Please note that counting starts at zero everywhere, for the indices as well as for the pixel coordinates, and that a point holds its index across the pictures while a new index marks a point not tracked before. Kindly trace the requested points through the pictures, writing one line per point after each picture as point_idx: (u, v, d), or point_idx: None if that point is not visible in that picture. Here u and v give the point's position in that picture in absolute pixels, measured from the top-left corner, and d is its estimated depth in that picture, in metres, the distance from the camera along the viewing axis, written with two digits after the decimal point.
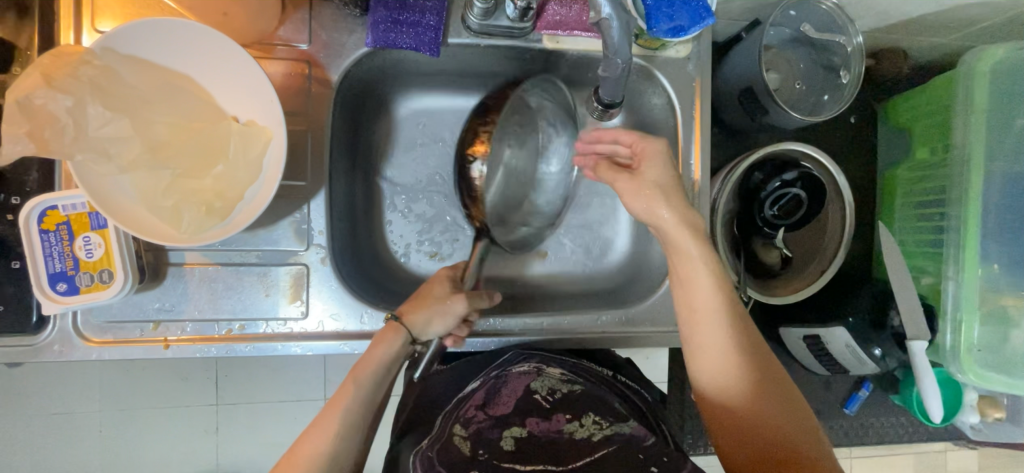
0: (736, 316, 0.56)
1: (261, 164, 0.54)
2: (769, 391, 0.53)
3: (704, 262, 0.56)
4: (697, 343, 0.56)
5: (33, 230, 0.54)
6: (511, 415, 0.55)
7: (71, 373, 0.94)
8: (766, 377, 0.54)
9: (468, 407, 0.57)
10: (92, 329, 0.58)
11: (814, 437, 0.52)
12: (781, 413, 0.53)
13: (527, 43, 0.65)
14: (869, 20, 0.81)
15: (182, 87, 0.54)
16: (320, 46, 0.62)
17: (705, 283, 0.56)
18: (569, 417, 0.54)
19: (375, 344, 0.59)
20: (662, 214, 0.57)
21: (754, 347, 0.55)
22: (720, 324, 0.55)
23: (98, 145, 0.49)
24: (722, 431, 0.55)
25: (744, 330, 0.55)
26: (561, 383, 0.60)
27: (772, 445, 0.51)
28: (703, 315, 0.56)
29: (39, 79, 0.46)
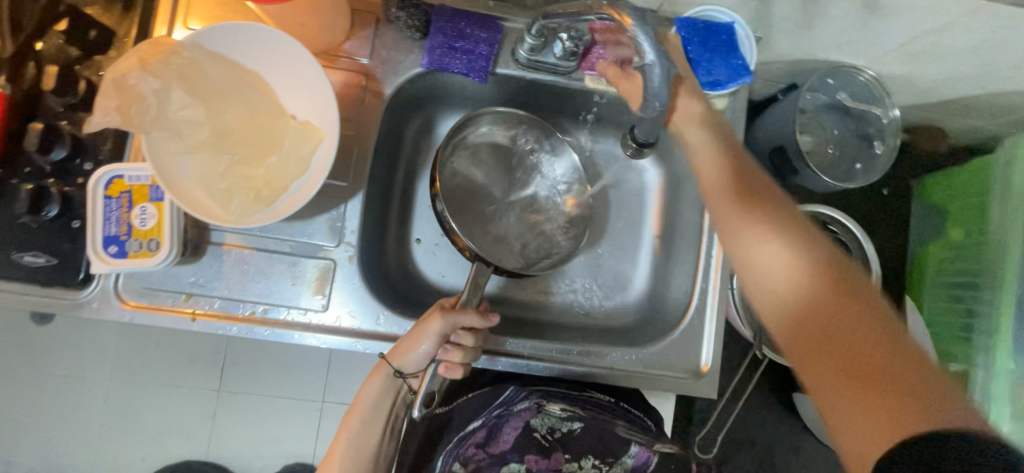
0: (768, 207, 0.51)
1: (310, 161, 0.58)
2: (828, 287, 0.46)
3: (742, 173, 0.54)
4: (728, 240, 0.52)
5: (99, 194, 0.58)
6: (510, 451, 0.67)
7: (94, 338, 0.99)
8: (847, 297, 0.45)
9: (470, 446, 0.66)
10: (130, 293, 0.61)
11: (899, 343, 0.42)
12: (858, 317, 0.44)
13: (570, 81, 0.70)
14: (909, 95, 0.82)
15: (251, 84, 0.58)
16: (379, 62, 0.67)
17: (723, 175, 0.54)
18: (569, 457, 0.68)
19: (370, 380, 0.64)
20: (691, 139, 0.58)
21: (798, 238, 0.49)
22: (754, 215, 0.50)
23: (173, 125, 0.54)
24: (810, 362, 0.45)
25: (785, 221, 0.50)
26: (561, 422, 0.68)
27: (841, 349, 0.43)
28: (751, 220, 0.50)
29: (136, 62, 0.52)
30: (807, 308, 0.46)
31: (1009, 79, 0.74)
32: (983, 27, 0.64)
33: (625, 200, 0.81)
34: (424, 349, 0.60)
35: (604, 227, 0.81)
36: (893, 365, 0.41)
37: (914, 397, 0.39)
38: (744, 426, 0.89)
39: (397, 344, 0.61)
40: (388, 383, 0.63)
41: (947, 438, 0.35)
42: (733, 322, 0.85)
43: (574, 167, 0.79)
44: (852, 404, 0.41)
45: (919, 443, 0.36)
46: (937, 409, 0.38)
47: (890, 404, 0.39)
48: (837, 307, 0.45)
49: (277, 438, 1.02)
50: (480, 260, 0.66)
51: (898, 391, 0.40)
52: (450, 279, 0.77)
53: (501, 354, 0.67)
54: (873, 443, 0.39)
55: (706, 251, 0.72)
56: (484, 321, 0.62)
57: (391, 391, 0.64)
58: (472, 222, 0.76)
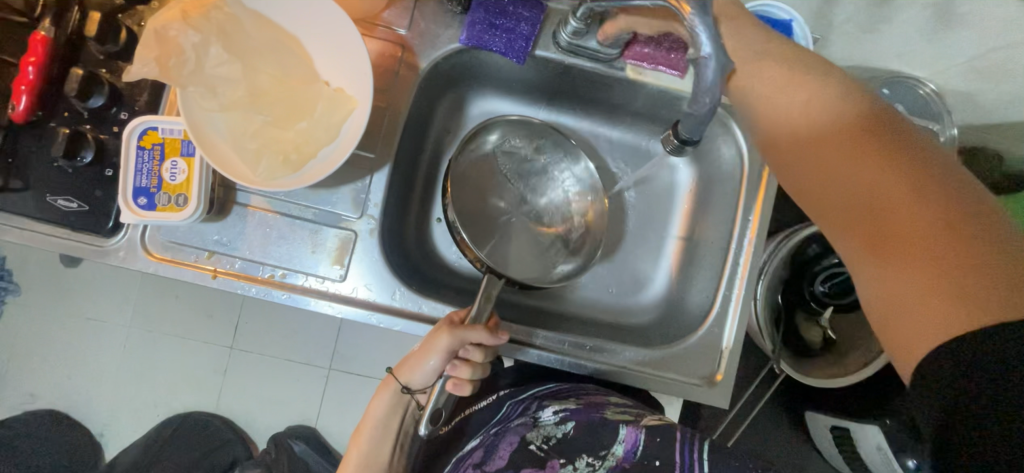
0: (813, 82, 0.48)
1: (341, 129, 0.58)
2: (872, 153, 0.43)
3: (792, 74, 0.49)
4: (773, 124, 0.50)
5: (132, 145, 0.58)
6: (505, 469, 0.58)
7: (118, 285, 1.02)
8: (917, 180, 0.40)
9: (467, 467, 0.61)
10: (155, 245, 0.62)
11: (956, 196, 0.39)
12: (908, 175, 0.41)
13: (609, 69, 0.67)
14: (968, 114, 0.77)
15: (288, 46, 0.58)
16: (417, 34, 0.65)
17: (770, 62, 0.51)
18: (563, 461, 0.56)
19: (379, 395, 0.67)
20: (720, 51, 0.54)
21: (844, 107, 0.45)
22: (796, 97, 0.48)
23: (209, 82, 0.54)
24: (860, 252, 0.43)
25: (831, 92, 0.47)
26: (556, 427, 0.60)
27: (878, 214, 0.41)
28: (789, 96, 0.49)
29: (178, 14, 0.51)
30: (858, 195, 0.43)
31: None
32: None
33: (653, 200, 0.80)
34: (431, 363, 0.61)
35: (626, 226, 0.79)
36: (938, 232, 0.38)
37: (986, 276, 0.36)
38: (749, 439, 0.87)
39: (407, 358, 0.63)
40: (396, 397, 0.66)
41: (989, 329, 0.34)
42: (752, 335, 0.82)
43: (589, 184, 0.76)
44: (902, 292, 0.39)
45: (972, 336, 0.34)
46: (979, 271, 0.36)
47: (927, 260, 0.38)
48: (892, 186, 0.41)
49: (284, 400, 1.04)
50: (491, 271, 0.65)
51: (964, 271, 0.36)
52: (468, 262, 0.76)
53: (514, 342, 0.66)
54: (925, 334, 0.37)
55: (733, 259, 0.70)
56: (492, 339, 0.60)
57: (398, 406, 0.66)
58: (482, 230, 0.73)
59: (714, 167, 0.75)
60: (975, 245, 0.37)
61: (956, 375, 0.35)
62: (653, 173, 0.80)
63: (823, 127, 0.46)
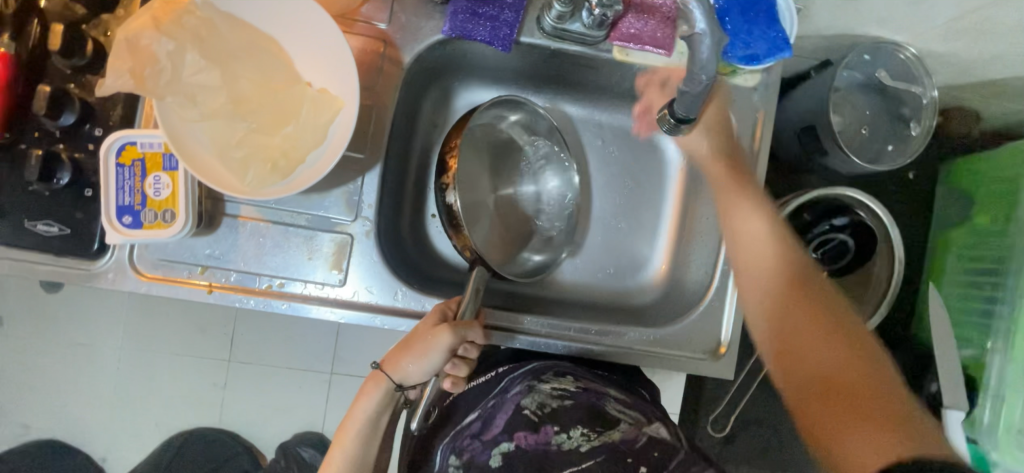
0: (773, 218, 0.58)
1: (328, 131, 0.56)
2: (818, 308, 0.53)
3: (750, 200, 0.59)
4: (742, 262, 0.58)
5: (111, 162, 0.56)
6: (500, 433, 0.59)
7: (105, 307, 0.99)
8: (837, 328, 0.51)
9: (464, 437, 0.61)
10: (145, 264, 0.60)
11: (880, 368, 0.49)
12: (845, 348, 0.50)
13: (597, 52, 0.66)
14: (947, 75, 0.78)
15: (266, 48, 0.55)
16: (398, 28, 0.64)
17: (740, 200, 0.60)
18: (558, 429, 0.57)
19: (365, 390, 0.61)
20: (697, 139, 0.65)
21: (795, 263, 0.56)
22: (760, 228, 0.57)
23: (188, 91, 0.52)
24: (811, 397, 0.49)
25: (786, 239, 0.57)
26: (552, 397, 0.61)
27: (825, 372, 0.49)
28: (757, 213, 0.58)
29: (149, 21, 0.49)
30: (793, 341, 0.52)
31: None
32: None
33: (646, 180, 0.80)
34: (429, 363, 0.58)
35: (619, 207, 0.79)
36: (876, 393, 0.47)
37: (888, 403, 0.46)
38: (752, 406, 0.90)
39: (397, 356, 0.59)
40: (387, 396, 0.61)
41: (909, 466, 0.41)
42: None
43: (568, 178, 0.77)
44: (829, 415, 0.47)
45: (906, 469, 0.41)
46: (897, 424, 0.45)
47: (859, 410, 0.46)
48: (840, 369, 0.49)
49: (288, 409, 1.03)
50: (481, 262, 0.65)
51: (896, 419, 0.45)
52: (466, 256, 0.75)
53: (503, 330, 0.66)
54: (861, 457, 0.44)
55: None
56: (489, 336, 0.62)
57: (386, 404, 0.62)
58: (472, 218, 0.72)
59: None
60: (882, 391, 0.47)
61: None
62: (644, 152, 0.80)
63: (777, 259, 0.56)
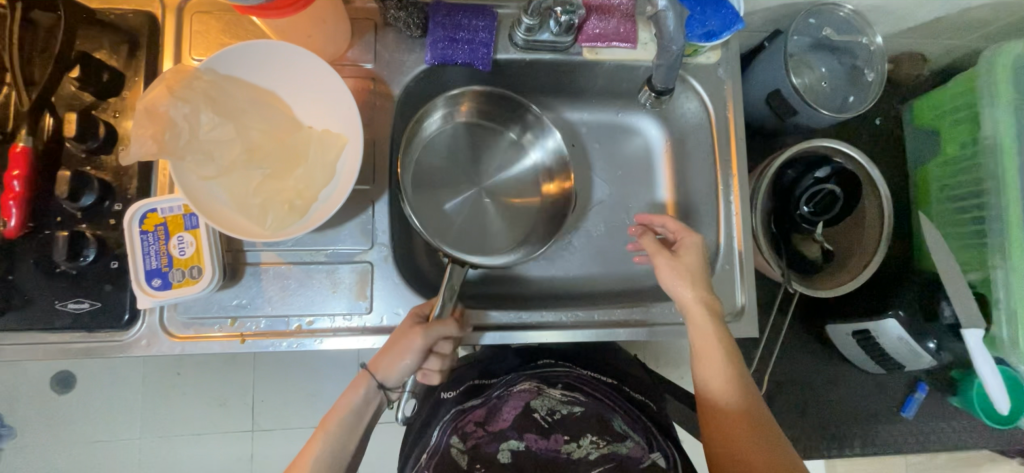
0: (732, 355, 0.61)
1: (337, 166, 0.60)
2: (754, 440, 0.56)
3: (717, 333, 0.62)
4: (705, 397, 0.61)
5: (134, 231, 0.58)
6: (509, 429, 0.63)
7: (126, 393, 0.98)
8: (760, 449, 0.55)
9: (468, 422, 0.63)
10: (176, 326, 0.62)
11: None
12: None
13: (569, 56, 0.72)
14: (886, 25, 0.86)
15: (270, 99, 0.60)
16: (383, 65, 0.68)
17: (707, 324, 0.62)
18: (567, 438, 0.62)
19: (354, 385, 0.61)
20: (683, 291, 0.64)
21: (745, 414, 0.58)
22: (722, 376, 0.60)
23: (204, 148, 0.55)
24: None
25: (740, 389, 0.59)
26: (561, 404, 0.65)
27: None
28: (718, 375, 0.60)
29: (163, 90, 0.53)
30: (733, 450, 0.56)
31: None
32: None
33: (634, 167, 0.84)
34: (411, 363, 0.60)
35: (615, 199, 0.83)
36: None
37: None
38: (785, 367, 0.91)
39: (379, 358, 0.60)
40: (370, 394, 0.61)
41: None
42: (759, 268, 0.87)
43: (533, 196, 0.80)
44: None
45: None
46: None
47: None
48: None
49: None
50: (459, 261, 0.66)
51: None
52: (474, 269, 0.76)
53: (513, 328, 0.68)
54: None
55: (724, 200, 0.74)
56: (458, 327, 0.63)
57: (370, 401, 0.61)
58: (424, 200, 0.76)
59: (679, 122, 0.80)
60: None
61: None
62: (628, 142, 0.85)
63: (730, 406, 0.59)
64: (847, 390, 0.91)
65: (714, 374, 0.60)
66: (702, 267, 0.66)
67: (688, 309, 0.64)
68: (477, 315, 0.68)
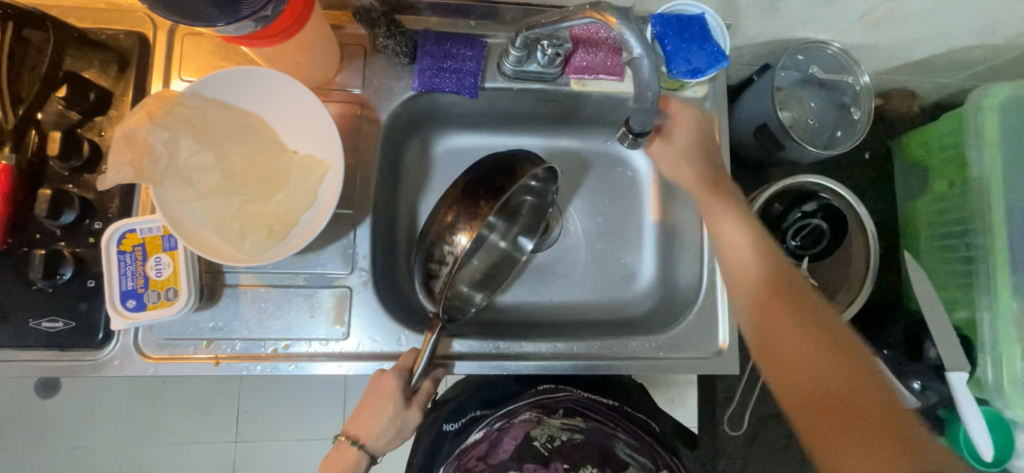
0: (765, 247, 0.63)
1: (317, 192, 0.60)
2: (807, 320, 0.56)
3: (745, 229, 0.65)
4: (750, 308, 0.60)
5: (111, 251, 0.58)
6: (509, 460, 0.55)
7: (104, 404, 0.96)
8: (815, 337, 0.54)
9: (469, 459, 0.57)
10: (151, 346, 0.61)
11: (867, 390, 0.50)
12: (832, 369, 0.52)
13: (556, 86, 0.72)
14: (875, 62, 0.86)
15: (253, 123, 0.60)
16: (371, 90, 0.69)
17: (729, 213, 0.66)
18: (566, 466, 0.53)
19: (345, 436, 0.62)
20: (675, 140, 0.69)
21: (800, 318, 0.56)
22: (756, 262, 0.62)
23: (183, 174, 0.55)
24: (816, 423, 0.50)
25: (782, 282, 0.60)
26: (561, 431, 0.59)
27: (824, 398, 0.51)
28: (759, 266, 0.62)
29: (144, 117, 0.54)
30: (818, 384, 0.52)
31: (967, 35, 0.77)
32: None
33: (621, 196, 0.84)
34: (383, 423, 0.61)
35: (603, 226, 0.83)
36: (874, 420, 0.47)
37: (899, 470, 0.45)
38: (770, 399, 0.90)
39: (354, 421, 0.62)
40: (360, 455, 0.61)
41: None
42: None
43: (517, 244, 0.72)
44: (845, 439, 0.47)
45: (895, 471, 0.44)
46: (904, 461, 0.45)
47: (859, 433, 0.47)
48: (848, 410, 0.49)
49: None
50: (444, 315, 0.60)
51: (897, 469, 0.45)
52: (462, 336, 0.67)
53: (491, 358, 0.67)
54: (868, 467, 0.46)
55: None
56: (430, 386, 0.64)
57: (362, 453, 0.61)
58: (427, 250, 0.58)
59: None
60: (887, 413, 0.48)
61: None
62: (616, 170, 0.85)
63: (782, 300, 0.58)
64: None
65: (767, 314, 0.58)
66: (696, 141, 0.69)
67: (708, 210, 0.67)
68: (453, 344, 0.67)
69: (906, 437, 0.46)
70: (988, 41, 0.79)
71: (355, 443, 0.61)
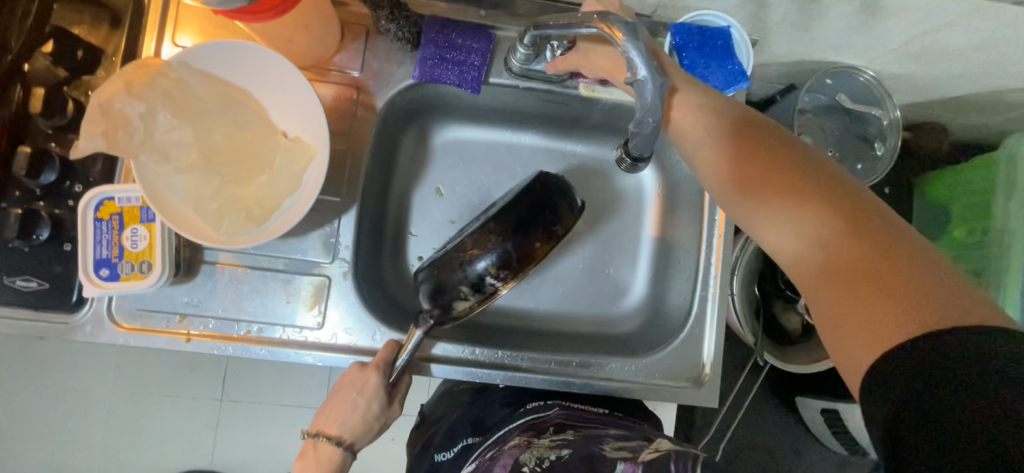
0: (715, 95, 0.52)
1: (302, 178, 0.57)
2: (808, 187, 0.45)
3: (712, 114, 0.51)
4: (745, 217, 0.49)
5: (88, 217, 0.57)
6: None
7: (78, 355, 0.94)
8: (823, 225, 0.43)
9: None
10: (124, 315, 0.61)
11: (885, 238, 0.41)
12: (827, 202, 0.44)
13: (564, 89, 0.69)
14: (908, 94, 0.81)
15: (241, 99, 0.58)
16: (370, 75, 0.66)
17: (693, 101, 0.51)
18: None
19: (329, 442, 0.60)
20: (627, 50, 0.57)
21: (767, 137, 0.48)
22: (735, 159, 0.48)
23: (161, 148, 0.53)
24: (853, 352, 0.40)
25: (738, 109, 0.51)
26: (549, 450, 0.55)
27: (848, 270, 0.41)
28: (738, 156, 0.48)
29: (121, 85, 0.51)
30: (840, 261, 0.42)
31: (1011, 77, 0.72)
32: (985, 26, 0.61)
33: (621, 208, 0.81)
34: (354, 418, 0.61)
35: (599, 238, 0.80)
36: (908, 303, 0.38)
37: (929, 316, 0.38)
38: (749, 430, 0.88)
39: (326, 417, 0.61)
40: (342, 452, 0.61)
41: (944, 340, 0.36)
42: (733, 328, 0.83)
43: None
44: (876, 339, 0.39)
45: (928, 341, 0.37)
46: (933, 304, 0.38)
47: (883, 292, 0.39)
48: (852, 250, 0.42)
49: (278, 449, 1.00)
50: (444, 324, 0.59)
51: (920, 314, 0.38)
52: (439, 344, 0.66)
53: (464, 363, 0.66)
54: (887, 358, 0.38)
55: (705, 260, 0.72)
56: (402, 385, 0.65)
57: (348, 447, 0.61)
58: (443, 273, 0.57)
59: (674, 168, 0.77)
60: (937, 297, 0.38)
61: (905, 376, 0.37)
62: (619, 180, 0.81)
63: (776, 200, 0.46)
64: (810, 460, 0.89)
65: (775, 183, 0.46)
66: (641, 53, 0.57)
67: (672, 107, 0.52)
68: (433, 346, 0.66)
69: (951, 305, 0.38)
70: None
71: (335, 440, 0.61)
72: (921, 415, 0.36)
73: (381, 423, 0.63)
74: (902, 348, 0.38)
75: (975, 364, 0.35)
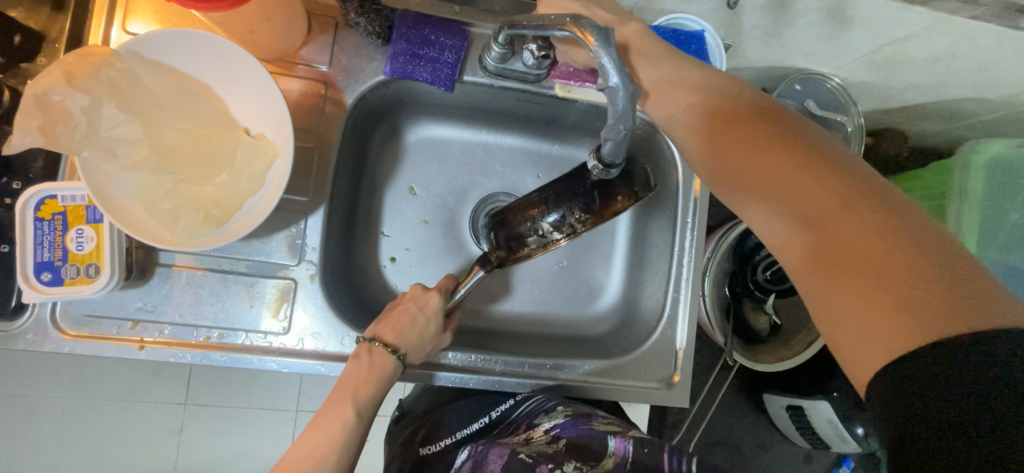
0: (703, 78, 0.52)
1: (265, 176, 0.55)
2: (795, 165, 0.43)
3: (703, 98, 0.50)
4: (738, 203, 0.47)
5: (28, 218, 0.53)
6: None
7: (28, 359, 0.89)
8: (810, 205, 0.41)
9: None
10: (70, 322, 0.57)
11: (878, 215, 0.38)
12: (815, 180, 0.41)
13: (540, 89, 0.68)
14: (872, 101, 0.84)
15: (197, 93, 0.54)
16: (339, 69, 0.63)
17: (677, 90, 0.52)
18: (552, 467, 0.51)
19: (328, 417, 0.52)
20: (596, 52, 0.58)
21: (757, 118, 0.47)
22: (725, 143, 0.47)
23: (107, 144, 0.50)
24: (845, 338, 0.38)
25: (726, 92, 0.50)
26: (546, 444, 0.56)
27: (836, 250, 0.39)
28: (727, 140, 0.47)
29: (61, 76, 0.48)
30: (828, 243, 0.39)
31: (966, 87, 0.75)
32: (944, 39, 0.63)
33: None
34: (414, 326, 0.58)
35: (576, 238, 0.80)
36: (902, 285, 0.35)
37: (924, 298, 0.34)
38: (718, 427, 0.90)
39: (386, 324, 0.58)
40: (381, 380, 0.55)
41: (966, 341, 0.32)
42: (704, 328, 0.85)
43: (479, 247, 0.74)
44: (888, 339, 0.35)
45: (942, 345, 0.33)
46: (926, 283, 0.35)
47: (871, 270, 0.37)
48: (840, 229, 0.39)
49: (247, 454, 0.96)
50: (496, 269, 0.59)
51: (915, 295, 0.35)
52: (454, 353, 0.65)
53: (435, 368, 0.64)
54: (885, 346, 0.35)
55: (678, 261, 0.72)
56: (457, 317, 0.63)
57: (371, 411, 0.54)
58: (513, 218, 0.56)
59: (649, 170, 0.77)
60: (937, 276, 0.35)
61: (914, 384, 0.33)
62: None
63: (764, 183, 0.44)
64: (777, 454, 0.91)
65: (761, 164, 0.44)
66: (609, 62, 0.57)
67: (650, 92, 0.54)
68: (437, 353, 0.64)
69: (957, 289, 0.34)
70: (987, 95, 0.76)
71: (392, 348, 0.57)
72: (925, 429, 0.32)
73: (433, 347, 0.60)
74: (917, 349, 0.34)
75: (996, 365, 0.31)
